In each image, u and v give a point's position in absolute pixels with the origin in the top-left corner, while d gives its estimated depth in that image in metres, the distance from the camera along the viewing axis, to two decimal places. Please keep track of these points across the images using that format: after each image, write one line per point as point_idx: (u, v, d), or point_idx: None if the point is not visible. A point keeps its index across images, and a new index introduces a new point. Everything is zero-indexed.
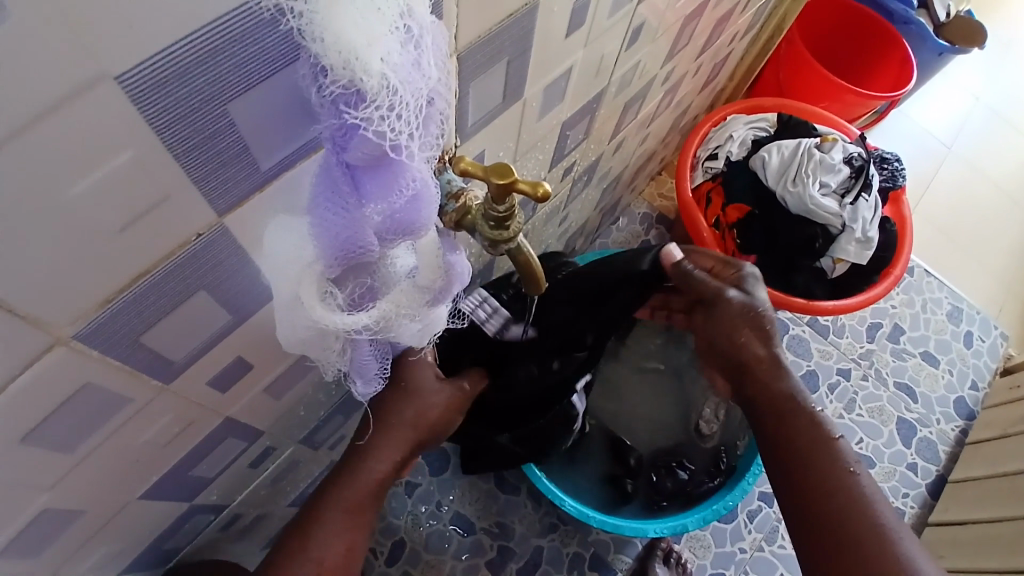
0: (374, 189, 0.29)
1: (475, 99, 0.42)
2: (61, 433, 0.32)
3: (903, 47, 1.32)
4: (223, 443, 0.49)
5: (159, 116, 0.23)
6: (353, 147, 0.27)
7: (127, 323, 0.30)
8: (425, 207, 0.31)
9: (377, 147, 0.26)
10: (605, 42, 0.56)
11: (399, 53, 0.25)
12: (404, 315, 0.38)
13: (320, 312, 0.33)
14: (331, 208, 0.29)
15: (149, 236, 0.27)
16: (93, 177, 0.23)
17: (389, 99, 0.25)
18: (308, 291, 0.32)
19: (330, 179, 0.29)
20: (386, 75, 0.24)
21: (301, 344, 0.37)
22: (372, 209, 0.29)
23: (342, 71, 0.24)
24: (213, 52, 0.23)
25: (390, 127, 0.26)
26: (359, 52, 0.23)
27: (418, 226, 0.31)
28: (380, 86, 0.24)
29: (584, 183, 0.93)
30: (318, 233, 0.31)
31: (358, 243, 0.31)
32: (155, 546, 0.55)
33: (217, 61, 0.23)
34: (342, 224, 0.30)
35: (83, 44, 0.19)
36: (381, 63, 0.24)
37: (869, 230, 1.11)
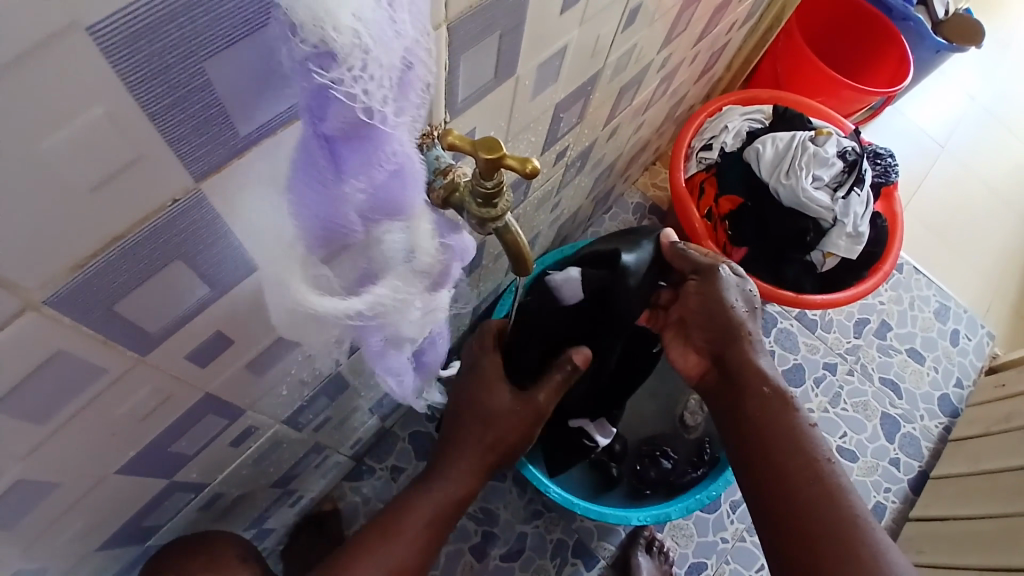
0: (353, 161, 0.28)
1: (466, 74, 0.41)
2: (33, 402, 0.32)
3: (901, 44, 1.32)
4: (204, 420, 0.48)
5: (128, 73, 0.22)
6: (328, 115, 0.26)
7: (101, 289, 0.29)
8: (406, 182, 0.31)
9: (351, 112, 0.26)
10: (601, 23, 0.55)
11: (373, 10, 0.24)
12: (410, 298, 0.38)
13: (303, 292, 0.32)
14: (308, 185, 0.28)
15: (123, 199, 0.26)
16: (62, 132, 0.22)
17: (361, 58, 0.24)
18: (296, 276, 0.32)
19: (308, 153, 0.28)
20: (359, 31, 0.23)
21: (298, 330, 0.37)
22: (353, 184, 0.29)
23: (313, 29, 0.22)
24: (187, 6, 0.22)
25: (361, 88, 0.25)
26: (328, 9, 0.22)
27: (400, 202, 0.32)
28: (352, 46, 0.23)
29: (578, 169, 0.92)
30: (298, 213, 0.29)
31: (340, 220, 0.30)
32: (132, 522, 0.54)
33: (184, 16, 0.22)
34: (322, 202, 0.29)
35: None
36: (353, 18, 0.23)
37: (860, 225, 1.11)
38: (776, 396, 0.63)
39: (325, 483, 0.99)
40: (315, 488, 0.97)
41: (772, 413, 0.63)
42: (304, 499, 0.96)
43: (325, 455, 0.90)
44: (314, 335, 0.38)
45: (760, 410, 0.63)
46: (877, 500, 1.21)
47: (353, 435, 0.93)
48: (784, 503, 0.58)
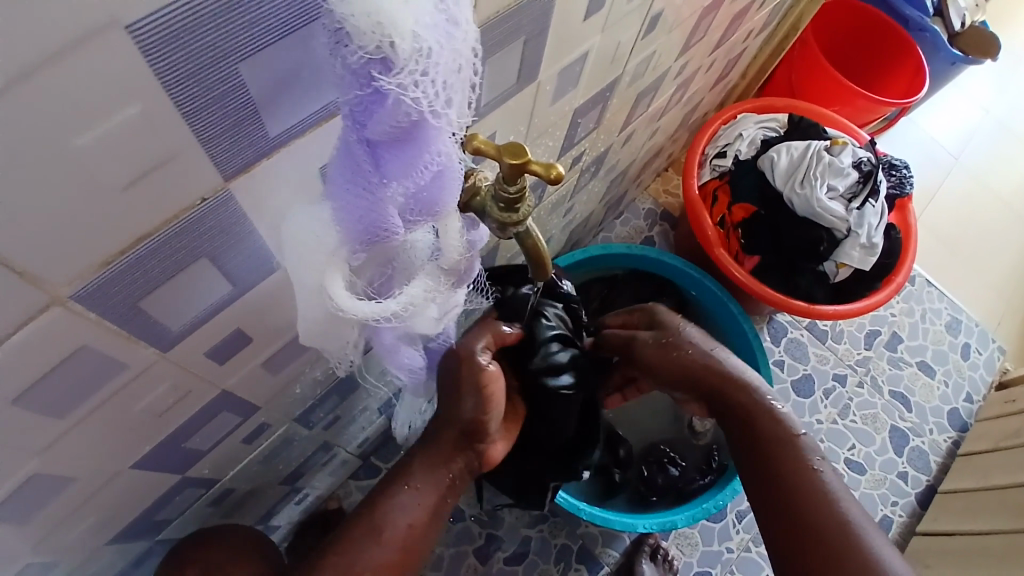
0: (398, 163, 0.28)
1: (490, 78, 0.41)
2: (55, 396, 0.32)
3: (917, 55, 1.31)
4: (218, 417, 0.48)
5: (167, 70, 0.23)
6: (378, 120, 0.26)
7: (126, 286, 0.29)
8: (447, 182, 0.31)
9: (407, 117, 0.26)
10: (623, 29, 0.55)
11: (430, 16, 0.24)
12: (433, 296, 0.38)
13: (342, 300, 0.32)
14: (354, 187, 0.28)
15: (152, 196, 0.26)
16: (98, 128, 0.22)
17: (422, 63, 0.24)
18: (334, 281, 0.32)
19: (351, 157, 0.27)
20: (418, 37, 0.24)
21: (320, 336, 0.38)
22: (396, 186, 0.29)
23: (371, 35, 0.22)
24: (226, 5, 0.22)
25: (423, 93, 0.25)
26: (389, 14, 0.22)
27: (440, 203, 0.32)
28: (412, 50, 0.24)
29: (592, 174, 0.92)
30: (341, 216, 0.30)
31: (381, 222, 0.30)
32: (144, 517, 0.54)
33: (229, 15, 0.22)
34: (364, 203, 0.29)
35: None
36: (413, 24, 0.23)
37: (875, 236, 1.10)
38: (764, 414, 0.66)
39: (331, 482, 0.99)
40: (321, 487, 0.97)
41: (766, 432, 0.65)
42: (309, 497, 0.96)
43: (332, 454, 0.90)
44: (333, 338, 0.38)
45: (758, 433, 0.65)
46: (885, 513, 1.20)
47: (361, 434, 0.93)
48: (796, 529, 0.59)
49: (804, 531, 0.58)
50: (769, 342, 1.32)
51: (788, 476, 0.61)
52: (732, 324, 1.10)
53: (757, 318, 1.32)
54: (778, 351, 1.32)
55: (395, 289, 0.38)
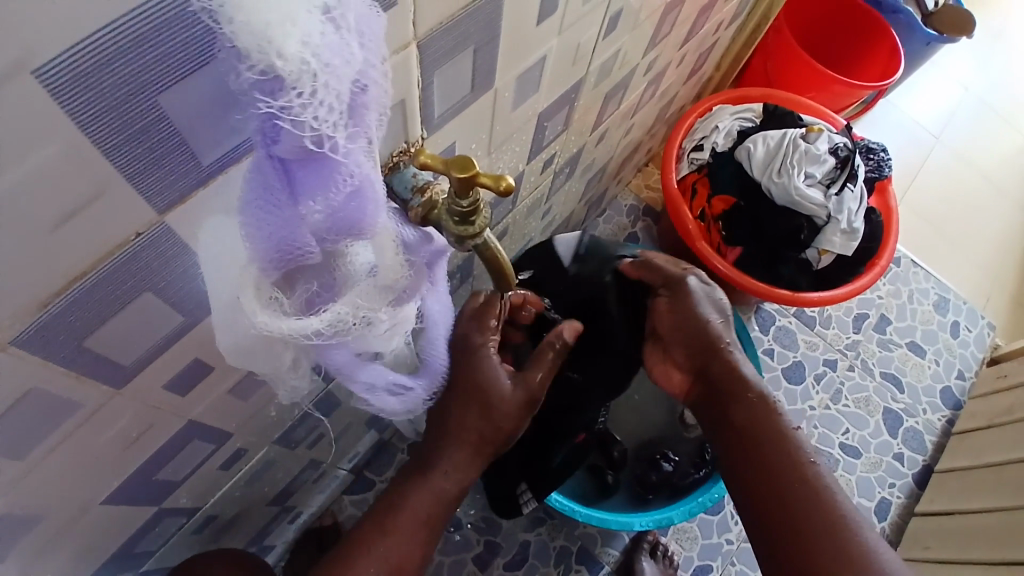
0: (306, 183, 0.27)
1: (440, 90, 0.41)
2: (9, 440, 0.31)
3: (890, 36, 1.32)
4: (190, 445, 0.48)
5: (80, 110, 0.22)
6: (280, 139, 0.25)
7: (69, 327, 0.28)
8: (366, 200, 0.30)
9: (303, 140, 0.25)
10: (581, 30, 0.55)
11: (321, 33, 0.23)
12: (374, 313, 0.36)
13: (262, 317, 0.31)
14: (262, 205, 0.28)
15: (84, 235, 0.26)
16: (16, 172, 0.21)
17: (311, 86, 0.23)
18: (248, 297, 0.31)
19: (261, 176, 0.27)
20: (307, 59, 0.23)
21: (248, 353, 0.35)
22: (308, 205, 0.28)
23: (258, 55, 0.22)
24: (131, 41, 0.21)
25: (313, 116, 0.24)
26: (272, 36, 0.21)
27: (361, 221, 0.31)
28: (300, 72, 0.23)
29: (567, 174, 0.91)
30: (250, 234, 0.29)
31: (296, 241, 0.30)
32: (124, 549, 0.53)
33: (137, 51, 0.22)
34: (276, 223, 0.28)
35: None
36: (301, 46, 0.22)
37: (854, 221, 1.11)
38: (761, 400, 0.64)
39: (323, 498, 0.99)
40: (314, 504, 0.97)
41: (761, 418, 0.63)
42: (303, 514, 0.96)
43: (322, 471, 0.90)
44: (271, 355, 0.36)
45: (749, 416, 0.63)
46: (882, 496, 1.21)
47: (348, 448, 0.92)
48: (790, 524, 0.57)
49: (807, 525, 0.56)
50: (758, 332, 1.33)
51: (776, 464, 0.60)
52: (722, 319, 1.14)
53: (744, 309, 1.33)
54: (767, 340, 1.32)
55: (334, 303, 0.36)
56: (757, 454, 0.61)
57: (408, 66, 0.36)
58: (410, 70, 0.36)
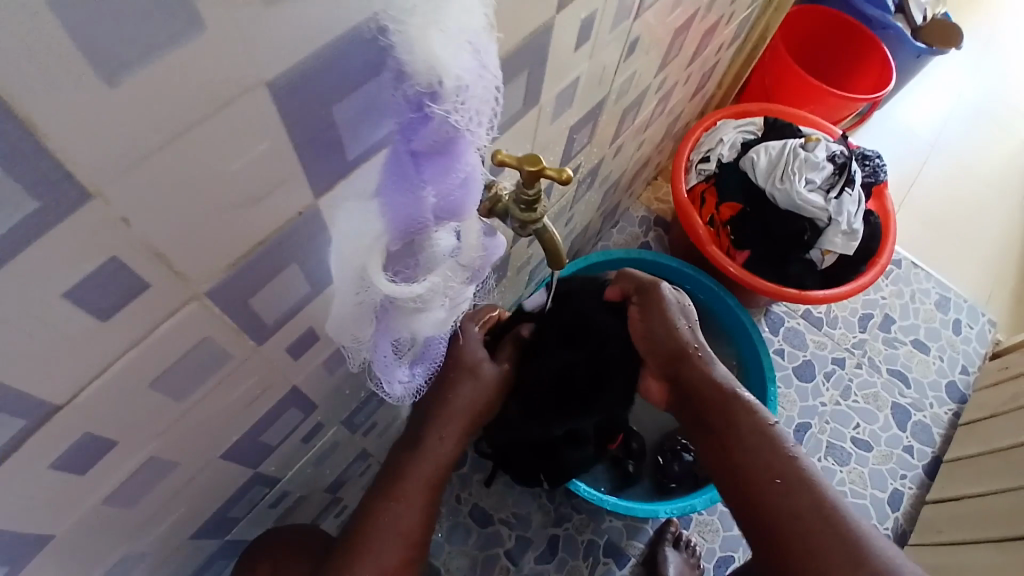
0: (434, 173, 0.33)
1: (502, 104, 0.50)
2: (178, 384, 0.39)
3: (883, 50, 1.42)
4: (287, 413, 0.56)
5: (289, 115, 0.30)
6: (424, 137, 0.31)
7: (242, 285, 0.36)
8: (471, 189, 0.36)
9: (445, 139, 0.31)
10: (607, 54, 0.64)
11: (472, 62, 0.29)
12: (449, 289, 0.42)
13: (382, 281, 0.37)
14: (397, 189, 0.34)
15: (267, 212, 0.33)
16: (243, 160, 0.29)
17: (461, 100, 0.29)
18: (376, 264, 0.36)
19: (399, 164, 0.33)
20: (462, 81, 0.29)
21: (352, 316, 0.42)
22: (431, 190, 0.34)
23: (426, 77, 0.28)
24: (332, 58, 0.29)
25: (459, 122, 0.30)
26: (441, 61, 0.27)
27: (463, 208, 0.36)
28: (456, 92, 0.29)
29: (587, 185, 1.01)
30: (384, 212, 0.35)
31: (418, 219, 0.35)
32: (221, 512, 0.61)
33: (333, 63, 0.29)
34: (404, 203, 0.34)
35: (257, 56, 0.26)
36: (459, 70, 0.28)
37: (854, 222, 1.19)
38: (738, 408, 0.69)
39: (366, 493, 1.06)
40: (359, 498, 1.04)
41: (739, 427, 0.69)
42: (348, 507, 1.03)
43: (369, 464, 0.97)
44: (358, 330, 0.44)
45: (727, 425, 0.69)
46: (894, 487, 1.27)
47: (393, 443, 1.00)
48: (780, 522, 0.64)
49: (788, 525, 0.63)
50: (769, 332, 1.41)
51: (758, 462, 0.66)
52: (733, 317, 1.25)
53: (754, 311, 1.41)
54: (777, 340, 1.40)
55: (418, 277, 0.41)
56: (741, 467, 0.67)
57: None
58: None
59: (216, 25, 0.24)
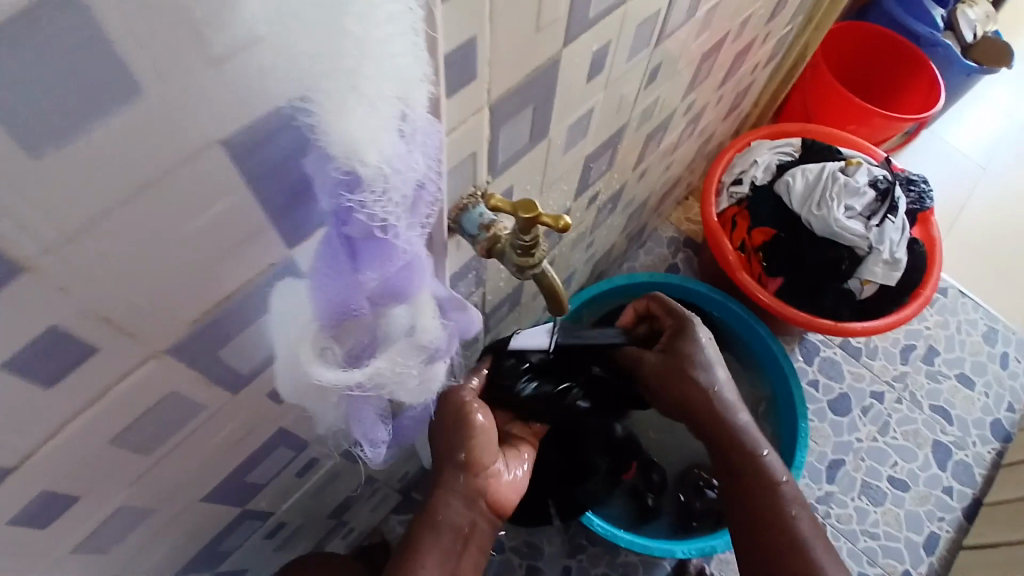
0: (367, 259, 0.32)
1: (505, 141, 0.47)
2: (144, 437, 0.37)
3: (930, 69, 1.34)
4: (276, 451, 0.54)
5: (251, 173, 0.28)
6: (350, 223, 0.30)
7: (210, 339, 0.35)
8: (413, 270, 0.36)
9: (370, 225, 0.30)
10: (626, 83, 0.61)
11: (394, 147, 0.28)
12: (401, 370, 0.40)
13: (320, 369, 0.36)
14: (328, 275, 0.33)
15: (234, 267, 0.32)
16: (199, 220, 0.28)
17: (383, 184, 0.28)
18: (306, 350, 0.35)
19: (330, 251, 0.32)
20: (382, 167, 0.27)
21: (302, 395, 0.41)
22: (367, 275, 0.33)
23: (343, 162, 0.26)
24: (255, 134, 0.27)
25: (383, 208, 0.30)
26: (358, 150, 0.26)
27: (406, 288, 0.37)
28: (376, 176, 0.27)
29: (610, 210, 0.97)
30: (319, 297, 0.34)
31: (355, 304, 0.35)
32: (210, 546, 0.60)
33: (252, 145, 0.27)
34: (338, 288, 0.33)
35: (200, 110, 0.24)
36: (378, 157, 0.27)
37: (897, 251, 1.12)
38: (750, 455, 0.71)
39: (374, 515, 1.04)
40: (365, 520, 1.02)
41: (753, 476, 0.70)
42: (354, 530, 1.01)
43: (377, 488, 0.95)
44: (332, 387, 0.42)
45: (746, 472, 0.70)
46: (931, 530, 1.19)
47: (401, 468, 0.97)
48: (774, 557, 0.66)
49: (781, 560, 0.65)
50: (802, 362, 1.34)
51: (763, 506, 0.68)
52: (762, 345, 1.18)
53: (787, 339, 1.34)
54: (811, 371, 1.33)
55: (373, 356, 0.39)
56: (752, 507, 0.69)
57: (482, 124, 0.42)
58: (483, 128, 0.43)
59: (149, 89, 0.22)
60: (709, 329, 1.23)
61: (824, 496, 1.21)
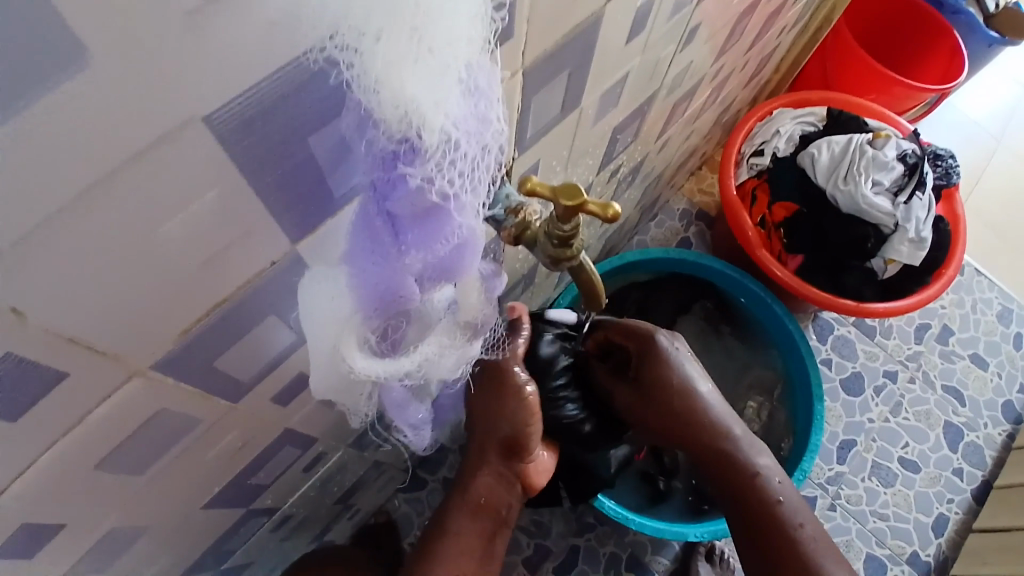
0: (415, 238, 0.29)
1: (535, 112, 0.41)
2: (133, 457, 0.32)
3: (952, 36, 1.27)
4: (281, 453, 0.49)
5: (243, 156, 0.23)
6: (398, 196, 0.27)
7: (202, 351, 0.30)
8: (467, 253, 0.31)
9: (425, 200, 0.27)
10: (662, 45, 0.54)
11: (462, 108, 0.24)
12: (446, 353, 0.37)
13: (359, 360, 0.32)
14: (370, 255, 0.29)
15: (228, 268, 0.27)
16: (179, 216, 0.23)
17: (445, 152, 0.25)
18: (348, 341, 0.31)
19: (370, 226, 0.29)
20: (446, 132, 0.24)
21: (336, 391, 0.36)
22: (413, 256, 0.29)
23: (399, 126, 0.23)
24: (292, 92, 0.23)
25: (444, 182, 0.26)
26: (421, 110, 0.23)
27: (460, 269, 0.32)
28: (439, 144, 0.24)
29: (628, 183, 0.91)
30: (355, 282, 0.30)
31: (396, 288, 0.31)
32: (213, 548, 0.56)
33: (287, 107, 0.23)
34: (380, 270, 0.30)
35: (178, 76, 0.19)
36: (444, 120, 0.24)
37: (923, 230, 1.07)
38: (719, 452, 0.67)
39: (380, 498, 1.01)
40: (372, 503, 0.99)
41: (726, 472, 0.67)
42: (360, 513, 0.98)
43: (384, 473, 0.92)
44: (348, 394, 0.37)
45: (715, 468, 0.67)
46: (940, 511, 1.17)
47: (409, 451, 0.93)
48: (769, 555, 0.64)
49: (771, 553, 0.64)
50: (815, 341, 1.29)
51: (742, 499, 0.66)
52: (778, 325, 1.14)
53: (802, 317, 1.30)
54: (825, 350, 1.29)
55: (408, 344, 0.35)
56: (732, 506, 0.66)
57: (514, 92, 0.36)
58: (514, 97, 0.37)
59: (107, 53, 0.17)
60: (723, 309, 1.20)
61: (834, 476, 1.18)
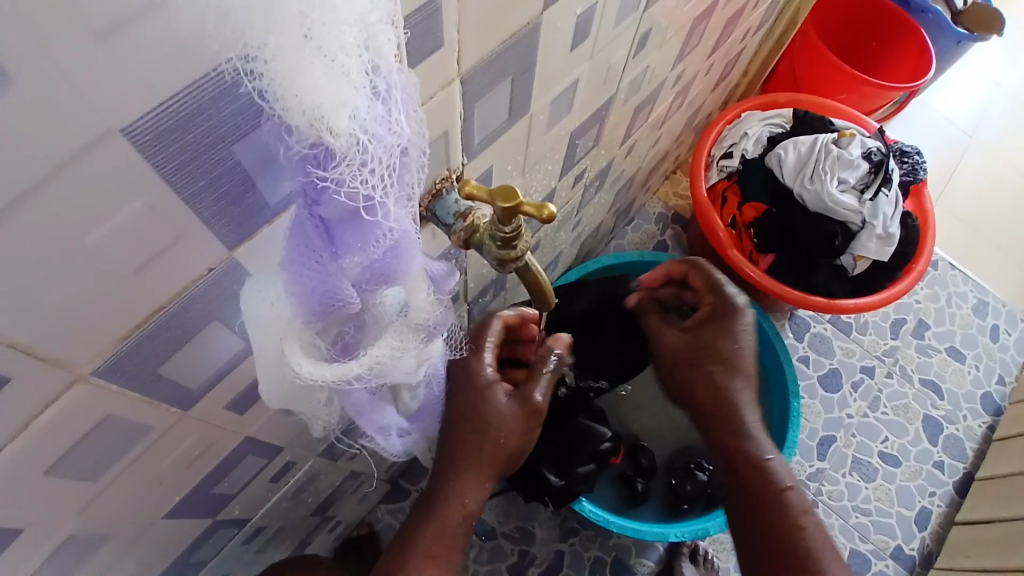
0: (348, 241, 0.29)
1: (480, 118, 0.42)
2: (83, 465, 0.33)
3: (920, 35, 1.30)
4: (244, 462, 0.50)
5: (166, 165, 0.24)
6: (326, 201, 0.27)
7: (145, 358, 0.30)
8: (403, 253, 0.32)
9: (350, 205, 0.27)
10: (613, 50, 0.56)
11: (368, 108, 0.24)
12: (403, 353, 0.36)
13: (306, 366, 0.32)
14: (306, 263, 0.29)
15: (165, 274, 0.28)
16: (105, 225, 0.24)
17: (359, 156, 0.25)
18: (293, 347, 0.32)
19: (304, 235, 0.28)
20: (354, 133, 0.24)
21: (291, 399, 0.37)
22: (349, 259, 0.30)
23: (308, 131, 0.23)
24: (200, 109, 0.23)
25: (361, 184, 0.26)
26: (325, 115, 0.23)
27: (398, 271, 0.33)
28: (349, 145, 0.24)
29: (596, 188, 0.93)
30: (296, 289, 0.30)
31: (337, 293, 0.31)
32: (181, 560, 0.56)
33: (201, 121, 0.24)
34: (317, 277, 0.30)
35: (94, 91, 0.20)
36: (349, 121, 0.23)
37: (891, 226, 1.09)
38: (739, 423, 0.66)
39: (361, 508, 1.01)
40: (352, 514, 0.99)
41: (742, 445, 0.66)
42: (341, 524, 0.98)
43: (363, 483, 0.92)
44: (306, 400, 0.38)
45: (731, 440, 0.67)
46: (922, 505, 1.18)
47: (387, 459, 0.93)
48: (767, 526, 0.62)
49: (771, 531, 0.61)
50: (793, 338, 1.31)
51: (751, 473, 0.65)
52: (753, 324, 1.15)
53: (778, 316, 1.31)
54: (802, 347, 1.31)
55: (362, 346, 0.36)
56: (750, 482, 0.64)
57: (452, 100, 0.37)
58: (454, 103, 0.38)
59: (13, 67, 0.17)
60: None
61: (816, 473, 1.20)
